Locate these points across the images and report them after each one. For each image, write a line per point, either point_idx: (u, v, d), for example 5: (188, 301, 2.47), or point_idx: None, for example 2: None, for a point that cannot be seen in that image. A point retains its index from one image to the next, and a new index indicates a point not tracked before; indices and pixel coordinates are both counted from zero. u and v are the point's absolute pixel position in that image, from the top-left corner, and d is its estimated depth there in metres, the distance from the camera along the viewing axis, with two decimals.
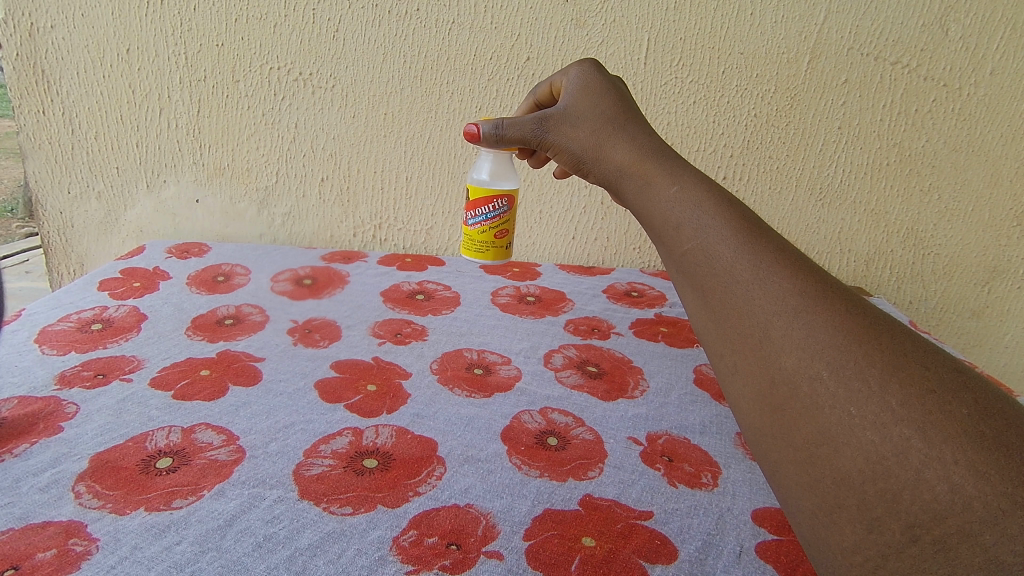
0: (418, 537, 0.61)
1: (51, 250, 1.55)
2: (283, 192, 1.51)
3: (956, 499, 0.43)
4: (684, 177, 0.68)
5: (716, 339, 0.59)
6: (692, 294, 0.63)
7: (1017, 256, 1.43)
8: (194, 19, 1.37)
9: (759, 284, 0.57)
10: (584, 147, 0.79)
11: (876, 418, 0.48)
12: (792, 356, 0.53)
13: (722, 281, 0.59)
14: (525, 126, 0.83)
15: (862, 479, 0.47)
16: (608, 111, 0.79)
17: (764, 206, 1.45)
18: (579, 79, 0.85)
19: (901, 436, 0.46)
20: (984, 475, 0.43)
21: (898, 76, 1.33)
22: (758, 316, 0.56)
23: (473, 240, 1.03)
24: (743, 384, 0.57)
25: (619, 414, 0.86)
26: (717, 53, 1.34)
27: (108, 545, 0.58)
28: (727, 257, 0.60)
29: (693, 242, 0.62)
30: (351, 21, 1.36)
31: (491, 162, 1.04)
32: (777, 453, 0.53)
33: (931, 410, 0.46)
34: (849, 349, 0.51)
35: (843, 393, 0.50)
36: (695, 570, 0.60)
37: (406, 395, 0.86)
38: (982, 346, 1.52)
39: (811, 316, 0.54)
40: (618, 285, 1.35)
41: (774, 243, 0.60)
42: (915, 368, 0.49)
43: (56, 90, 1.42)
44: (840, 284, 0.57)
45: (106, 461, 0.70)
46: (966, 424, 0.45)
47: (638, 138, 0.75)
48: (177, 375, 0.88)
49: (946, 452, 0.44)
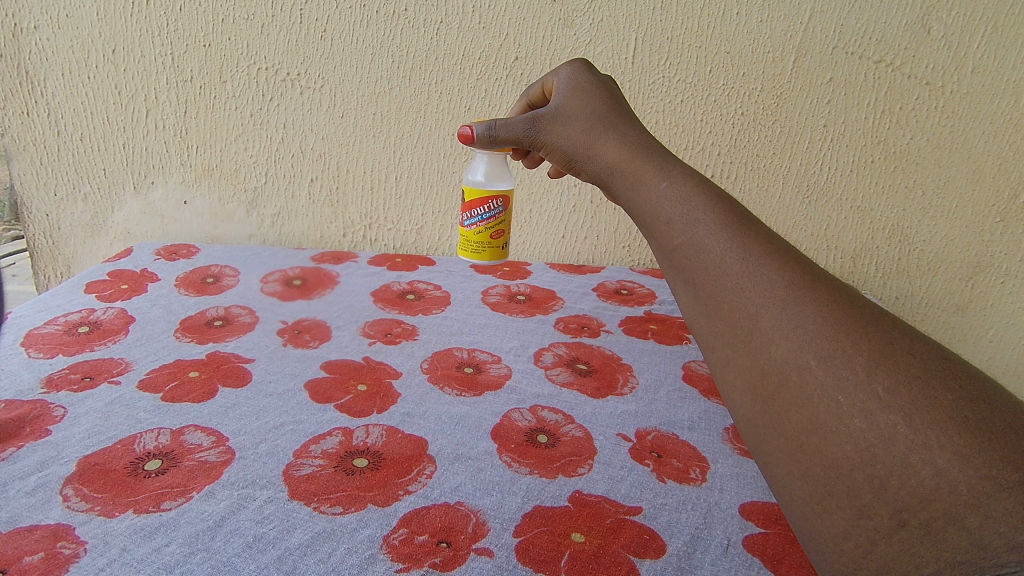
0: (407, 536, 0.61)
1: (38, 253, 1.55)
2: (272, 194, 1.51)
3: (942, 482, 0.44)
4: (673, 173, 0.69)
5: (707, 331, 0.60)
6: (685, 288, 0.63)
7: (999, 251, 1.45)
8: (179, 19, 1.36)
9: (748, 275, 0.58)
10: (576, 146, 0.79)
11: (864, 405, 0.48)
12: (781, 347, 0.54)
13: (713, 275, 0.60)
14: (517, 125, 0.83)
15: (851, 466, 0.48)
16: (598, 110, 0.80)
17: (752, 203, 1.46)
18: (570, 79, 0.85)
19: (887, 423, 0.47)
20: (969, 459, 0.43)
21: (882, 75, 1.34)
22: (747, 308, 0.57)
23: (469, 240, 1.03)
24: (736, 376, 0.57)
25: (609, 411, 0.86)
26: (704, 53, 1.35)
27: (96, 548, 0.58)
28: (716, 250, 0.60)
29: (683, 237, 0.63)
30: (339, 20, 1.36)
31: (485, 163, 1.04)
32: (768, 442, 0.55)
33: (916, 396, 0.47)
34: (837, 339, 0.52)
35: (832, 382, 0.50)
36: (682, 564, 0.60)
37: (396, 394, 0.87)
38: (966, 341, 1.54)
39: (799, 307, 0.54)
40: (609, 283, 1.36)
41: (762, 236, 0.60)
42: (900, 355, 0.49)
43: (41, 92, 1.41)
44: (826, 274, 0.58)
45: (94, 465, 0.69)
46: (951, 409, 0.45)
47: (628, 136, 0.76)
48: (166, 377, 0.88)
49: (932, 437, 0.45)
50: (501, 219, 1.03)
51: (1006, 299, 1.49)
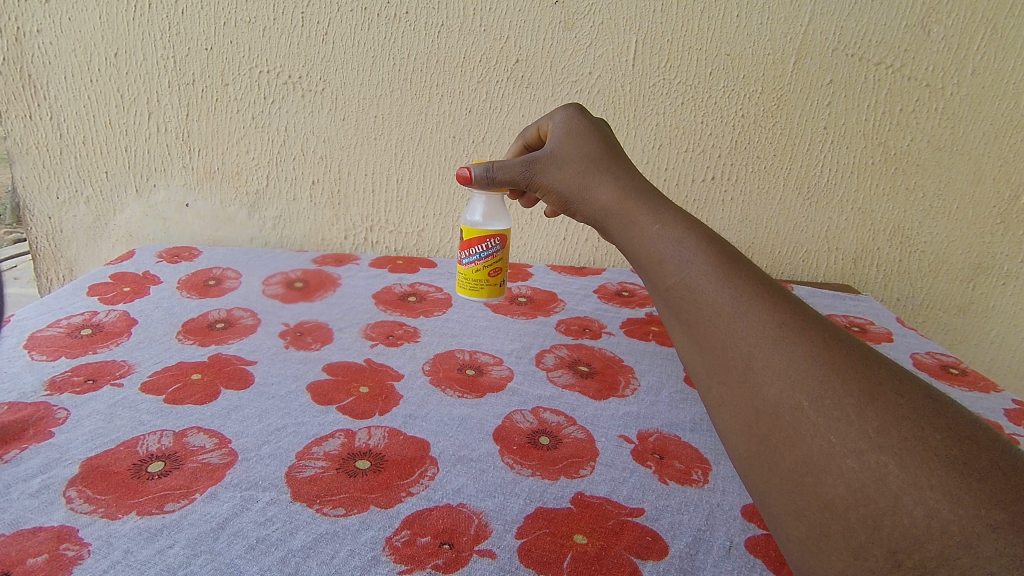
0: (410, 537, 0.61)
1: (40, 256, 1.55)
2: (274, 196, 1.51)
3: (933, 522, 0.44)
4: (664, 215, 0.71)
5: (701, 371, 0.60)
6: (679, 328, 0.64)
7: (1000, 252, 1.46)
8: (181, 22, 1.37)
9: (741, 315, 0.59)
10: (570, 188, 0.83)
11: (856, 445, 0.48)
12: (773, 386, 0.54)
13: (707, 315, 0.60)
14: (513, 168, 0.87)
15: (845, 507, 0.47)
16: (592, 153, 0.83)
17: (753, 205, 1.46)
18: (564, 123, 0.88)
19: (878, 463, 0.47)
20: (958, 498, 0.44)
21: (882, 76, 1.34)
22: (740, 347, 0.57)
23: (467, 278, 1.03)
24: (730, 415, 0.57)
25: (611, 412, 0.86)
26: (704, 55, 1.35)
27: (100, 549, 0.58)
28: (708, 290, 0.61)
29: (676, 276, 0.64)
30: (340, 24, 1.36)
31: (483, 203, 1.03)
32: (765, 481, 0.54)
33: (905, 436, 0.47)
34: (828, 381, 0.52)
35: (825, 422, 0.51)
36: (685, 565, 0.60)
37: (398, 396, 0.87)
38: (967, 341, 1.55)
39: (790, 347, 0.55)
40: (610, 285, 1.36)
41: (753, 275, 0.62)
42: (889, 396, 0.50)
43: (43, 95, 1.42)
44: (817, 315, 0.59)
45: (97, 467, 0.69)
46: (938, 449, 0.46)
47: (621, 178, 0.79)
48: (169, 380, 0.88)
49: (922, 477, 0.45)
50: (500, 257, 1.03)
51: (1007, 300, 1.50)
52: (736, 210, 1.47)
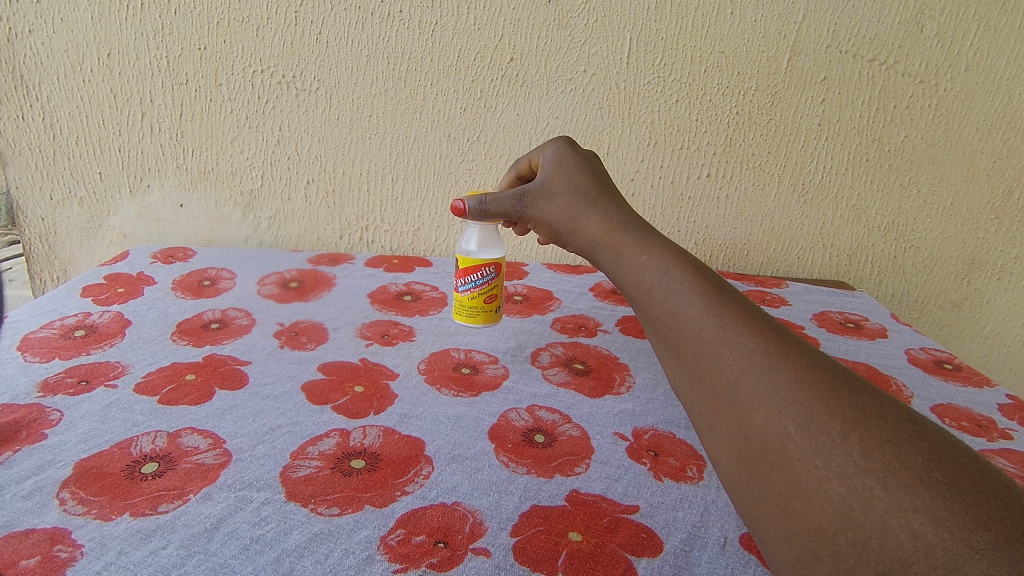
0: (405, 536, 0.61)
1: (34, 257, 1.54)
2: (268, 196, 1.51)
3: (919, 545, 0.44)
4: (652, 246, 0.74)
5: (692, 398, 0.62)
6: (670, 357, 0.66)
7: (994, 248, 1.46)
8: (173, 22, 1.36)
9: (727, 344, 0.61)
10: (561, 221, 0.85)
11: (841, 469, 0.50)
12: (760, 413, 0.56)
13: (694, 343, 0.63)
14: (505, 201, 0.88)
15: (833, 531, 0.48)
16: (580, 187, 0.85)
17: (748, 202, 1.46)
18: (554, 156, 0.91)
19: (864, 487, 0.48)
20: (943, 521, 0.44)
21: (876, 74, 1.35)
22: (727, 375, 0.59)
23: (464, 306, 1.04)
24: (721, 442, 0.59)
25: (606, 410, 0.86)
26: (698, 53, 1.35)
27: (93, 551, 0.58)
28: (696, 318, 0.64)
29: (664, 306, 0.67)
30: (334, 23, 1.36)
31: (478, 232, 1.03)
32: (756, 508, 0.55)
33: (889, 459, 0.49)
34: (812, 407, 0.54)
35: (811, 447, 0.52)
36: (679, 562, 0.60)
37: (393, 395, 0.87)
38: (963, 337, 1.55)
39: (775, 375, 0.57)
40: (605, 282, 1.36)
41: (738, 305, 0.65)
42: (871, 421, 0.52)
43: (35, 95, 1.41)
44: (801, 346, 0.61)
45: (90, 468, 0.69)
46: (921, 472, 0.47)
47: (609, 212, 0.82)
48: (163, 380, 0.88)
49: (906, 500, 0.46)
50: (494, 285, 1.01)
51: (1002, 296, 1.50)
52: (731, 208, 1.47)
